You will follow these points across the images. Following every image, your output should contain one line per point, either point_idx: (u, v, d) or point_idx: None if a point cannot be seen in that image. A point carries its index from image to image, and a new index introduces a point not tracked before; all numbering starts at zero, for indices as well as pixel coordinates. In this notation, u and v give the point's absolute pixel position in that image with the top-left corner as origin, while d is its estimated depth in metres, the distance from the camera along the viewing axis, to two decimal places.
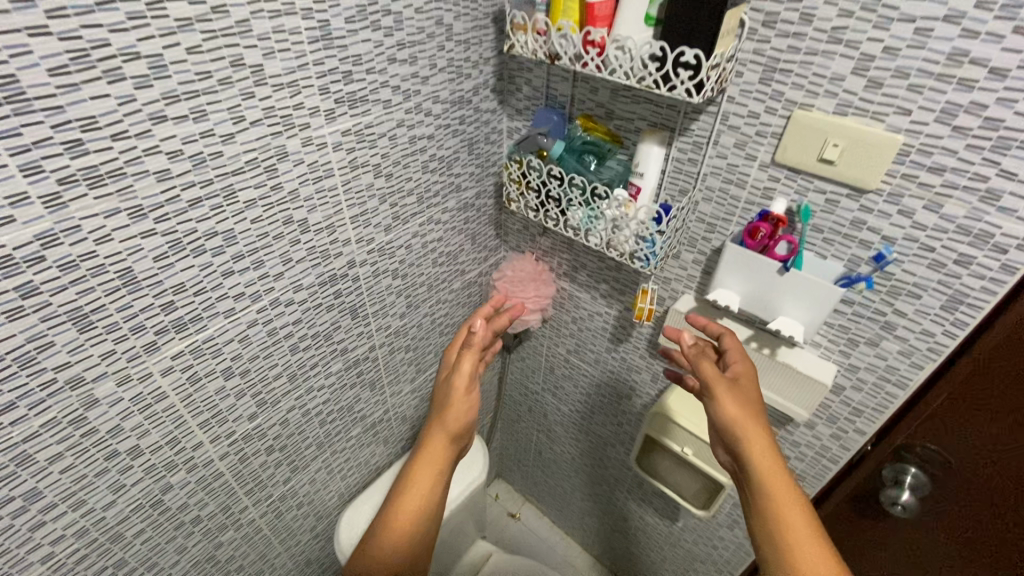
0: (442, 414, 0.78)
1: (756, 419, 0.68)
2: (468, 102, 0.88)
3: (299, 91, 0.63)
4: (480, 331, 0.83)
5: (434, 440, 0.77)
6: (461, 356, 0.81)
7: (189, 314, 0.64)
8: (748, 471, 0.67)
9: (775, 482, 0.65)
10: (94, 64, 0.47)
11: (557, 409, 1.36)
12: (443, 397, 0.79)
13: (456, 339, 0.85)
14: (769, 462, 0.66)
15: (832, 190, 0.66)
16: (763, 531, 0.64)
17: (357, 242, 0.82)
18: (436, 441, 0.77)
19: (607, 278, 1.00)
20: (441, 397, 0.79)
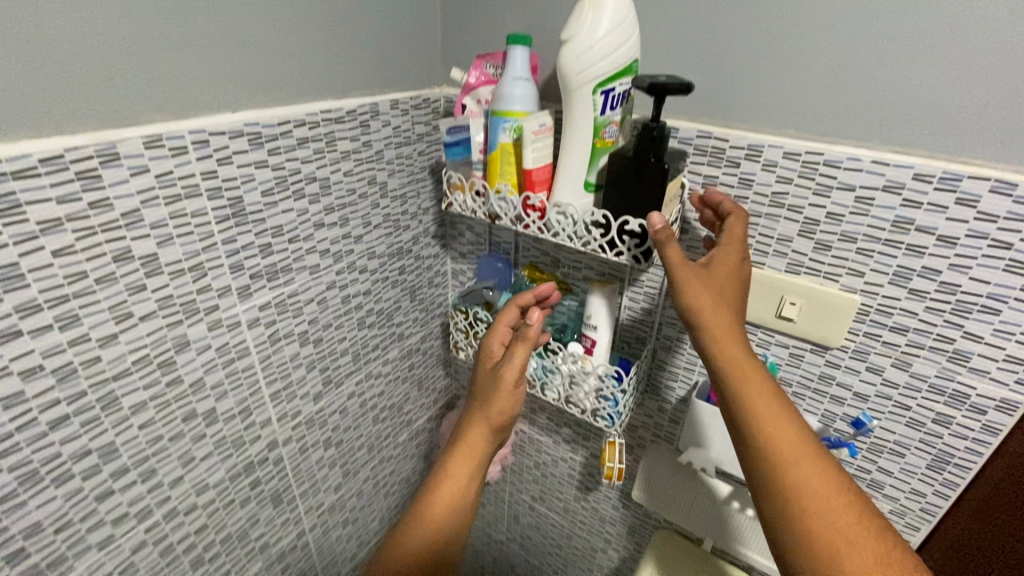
0: (490, 391, 0.65)
1: (739, 343, 0.52)
2: (408, 252, 0.83)
3: (204, 273, 0.55)
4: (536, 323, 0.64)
5: (460, 461, 0.65)
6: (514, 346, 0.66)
7: (47, 559, 0.50)
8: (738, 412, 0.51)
9: (781, 430, 0.49)
10: None
11: (525, 561, 1.21)
12: (489, 390, 0.65)
13: (501, 319, 0.69)
14: (781, 432, 0.49)
15: (795, 345, 0.62)
16: (788, 529, 0.47)
17: (279, 420, 0.70)
18: (474, 433, 0.66)
19: (569, 422, 0.92)
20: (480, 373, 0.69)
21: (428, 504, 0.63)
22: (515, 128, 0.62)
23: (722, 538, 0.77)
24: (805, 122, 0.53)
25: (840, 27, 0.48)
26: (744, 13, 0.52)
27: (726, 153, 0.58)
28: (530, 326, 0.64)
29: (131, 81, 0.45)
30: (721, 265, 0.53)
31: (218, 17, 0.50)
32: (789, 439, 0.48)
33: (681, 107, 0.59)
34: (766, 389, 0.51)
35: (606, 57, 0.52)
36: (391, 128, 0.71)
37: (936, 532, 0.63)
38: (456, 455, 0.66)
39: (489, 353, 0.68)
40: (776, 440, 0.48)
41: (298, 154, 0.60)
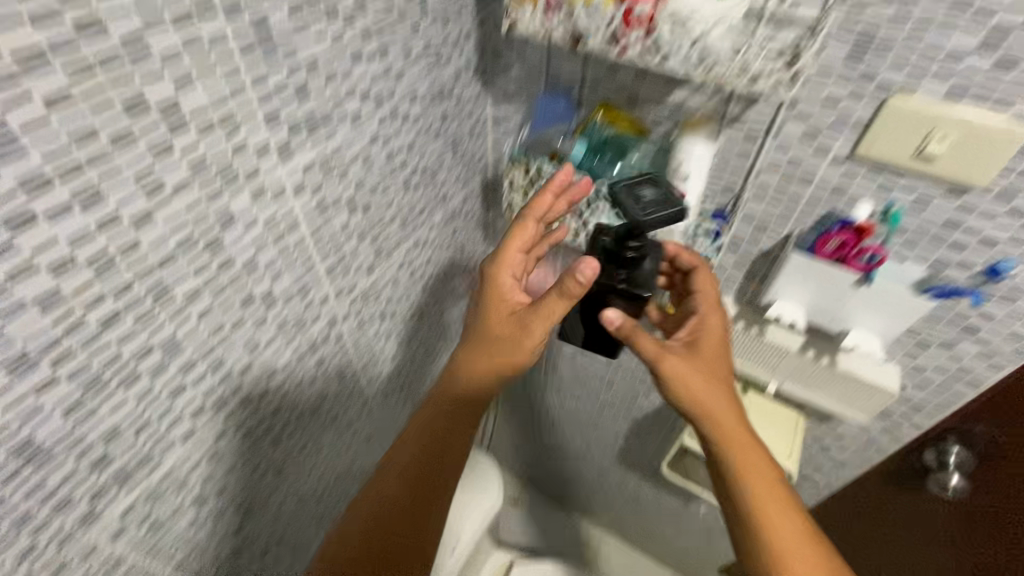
0: (513, 343, 0.65)
1: (721, 388, 0.62)
2: (450, 93, 0.69)
3: (237, 128, 0.43)
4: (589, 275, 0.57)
5: (440, 430, 0.67)
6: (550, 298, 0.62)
7: (135, 459, 0.46)
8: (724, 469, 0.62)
9: (739, 437, 0.62)
10: None
11: (561, 407, 1.28)
12: (516, 330, 0.64)
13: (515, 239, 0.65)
14: (741, 455, 0.61)
15: (925, 188, 0.55)
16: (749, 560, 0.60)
17: (337, 297, 0.64)
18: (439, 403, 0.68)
19: None
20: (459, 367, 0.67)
21: (415, 446, 0.67)
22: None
23: (788, 380, 0.79)
24: None
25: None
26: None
27: None
28: (576, 282, 0.58)
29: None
30: (706, 342, 0.64)
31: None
32: (741, 449, 0.61)
33: None
34: (730, 420, 0.62)
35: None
36: None
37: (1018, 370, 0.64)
38: (431, 412, 0.68)
39: (509, 301, 0.67)
40: (742, 462, 0.61)
41: None
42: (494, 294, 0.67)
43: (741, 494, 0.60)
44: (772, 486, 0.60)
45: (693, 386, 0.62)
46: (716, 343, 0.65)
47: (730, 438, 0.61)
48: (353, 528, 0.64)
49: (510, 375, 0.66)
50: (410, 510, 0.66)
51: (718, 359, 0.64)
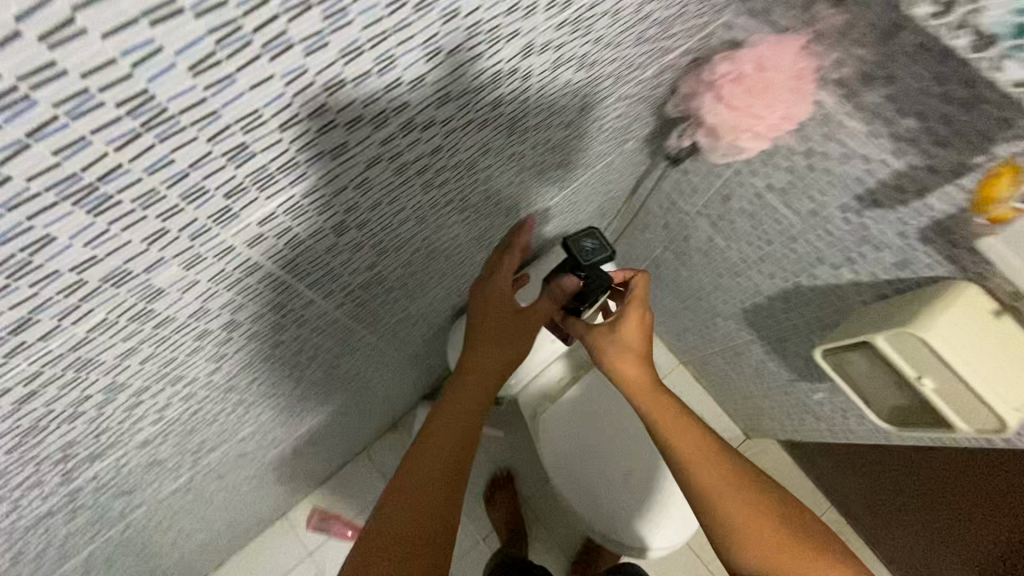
0: (513, 324, 0.74)
1: (689, 422, 0.73)
2: None
3: None
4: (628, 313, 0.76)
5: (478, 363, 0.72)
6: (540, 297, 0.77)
7: (278, 163, 0.35)
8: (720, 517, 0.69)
9: (689, 440, 0.72)
10: None
11: (707, 239, 1.10)
12: (506, 319, 0.74)
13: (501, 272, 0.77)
14: (691, 443, 0.72)
15: None
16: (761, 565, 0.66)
17: (546, 12, 0.43)
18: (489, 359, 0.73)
19: (932, 113, 0.59)
20: (481, 343, 0.73)
21: (455, 395, 0.69)
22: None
23: None
24: None
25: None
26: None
27: None
28: (563, 291, 0.76)
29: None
30: (626, 326, 0.76)
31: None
32: (695, 445, 0.72)
33: None
34: (671, 408, 0.74)
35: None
36: None
37: None
38: (475, 373, 0.72)
39: (510, 303, 0.75)
40: (680, 447, 0.72)
41: None
42: (498, 280, 0.76)
43: (691, 478, 0.70)
44: (751, 503, 0.69)
45: (631, 371, 0.76)
46: (638, 341, 0.77)
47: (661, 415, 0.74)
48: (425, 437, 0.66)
49: (515, 355, 0.75)
50: (470, 401, 0.69)
51: (634, 337, 0.76)
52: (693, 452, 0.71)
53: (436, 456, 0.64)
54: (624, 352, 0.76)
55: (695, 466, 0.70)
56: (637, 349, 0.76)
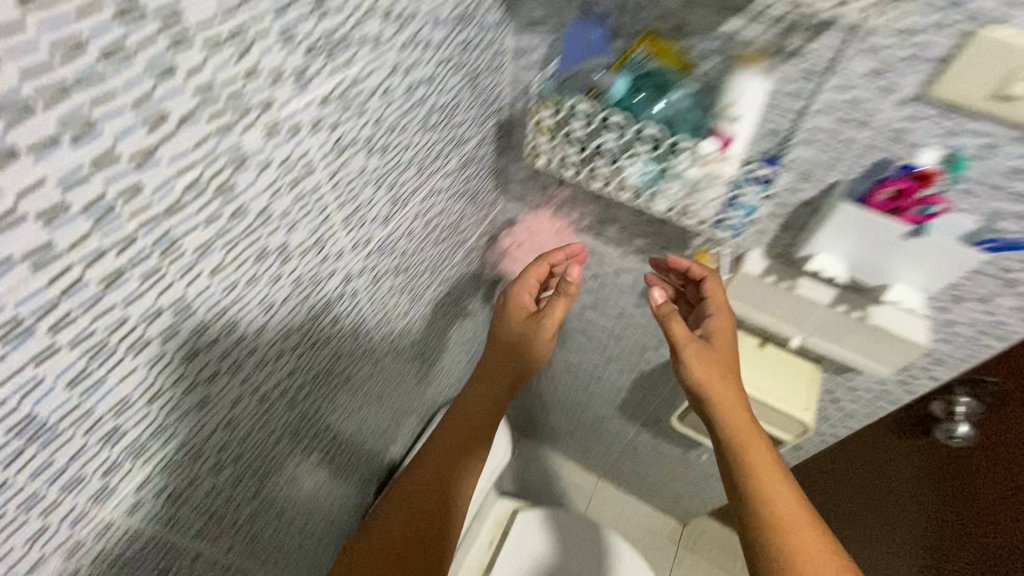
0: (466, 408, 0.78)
1: (734, 389, 0.69)
2: (472, 19, 0.61)
3: (247, 47, 0.36)
4: (664, 305, 0.74)
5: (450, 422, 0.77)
6: (549, 301, 0.77)
7: (148, 432, 0.41)
8: (744, 480, 0.63)
9: (761, 465, 0.63)
10: None
11: (565, 361, 1.27)
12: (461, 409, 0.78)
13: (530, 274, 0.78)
14: (761, 453, 0.64)
15: (996, 134, 0.51)
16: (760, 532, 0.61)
17: (353, 250, 0.58)
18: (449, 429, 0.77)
19: (648, 233, 0.84)
20: (453, 413, 0.78)
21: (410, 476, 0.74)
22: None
23: (813, 333, 0.77)
24: None
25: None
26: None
27: None
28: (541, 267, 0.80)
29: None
30: (710, 307, 0.74)
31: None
32: (759, 457, 0.64)
33: None
34: (753, 445, 0.65)
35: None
36: None
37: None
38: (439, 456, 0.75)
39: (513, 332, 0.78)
40: (756, 466, 0.63)
41: None
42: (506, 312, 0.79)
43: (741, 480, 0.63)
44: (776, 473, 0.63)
45: (689, 351, 0.70)
46: (727, 344, 0.72)
47: (740, 426, 0.67)
48: (389, 510, 0.70)
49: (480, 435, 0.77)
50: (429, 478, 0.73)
51: (727, 349, 0.72)
52: (726, 407, 0.68)
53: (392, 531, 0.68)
54: (699, 363, 0.69)
55: (767, 478, 0.63)
56: (699, 341, 0.71)
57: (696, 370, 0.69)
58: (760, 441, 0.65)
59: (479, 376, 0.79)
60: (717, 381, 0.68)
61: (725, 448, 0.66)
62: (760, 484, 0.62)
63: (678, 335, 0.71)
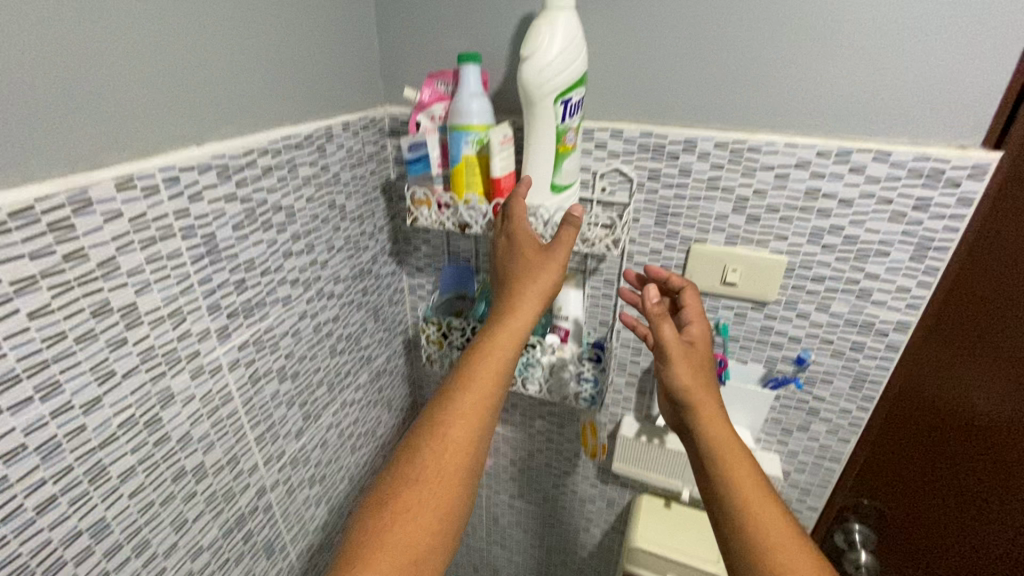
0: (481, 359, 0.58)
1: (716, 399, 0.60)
2: (369, 272, 0.83)
3: (183, 319, 0.52)
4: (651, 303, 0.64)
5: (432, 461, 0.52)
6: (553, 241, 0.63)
7: None
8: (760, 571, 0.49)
9: (744, 478, 0.54)
10: None
11: (509, 562, 1.23)
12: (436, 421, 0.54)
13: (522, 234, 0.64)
14: (748, 478, 0.54)
15: (739, 305, 0.73)
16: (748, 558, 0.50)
17: (266, 464, 0.67)
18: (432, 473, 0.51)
19: (543, 414, 0.97)
20: (439, 437, 0.53)
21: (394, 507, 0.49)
22: (476, 140, 0.66)
23: (695, 484, 0.87)
24: (731, 115, 0.62)
25: (740, 36, 0.58)
26: (681, 29, 0.60)
27: (665, 148, 0.66)
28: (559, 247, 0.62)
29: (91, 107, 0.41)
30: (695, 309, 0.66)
31: (185, 33, 0.48)
32: (747, 479, 0.54)
33: (625, 109, 0.67)
34: (726, 441, 0.57)
35: (567, 64, 0.58)
36: (345, 150, 0.71)
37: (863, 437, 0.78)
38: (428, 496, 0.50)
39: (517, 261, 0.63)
40: (735, 473, 0.55)
41: (264, 184, 0.59)
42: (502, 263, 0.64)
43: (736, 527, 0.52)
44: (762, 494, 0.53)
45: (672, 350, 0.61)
46: (698, 359, 0.63)
47: (726, 444, 0.56)
48: (367, 515, 0.50)
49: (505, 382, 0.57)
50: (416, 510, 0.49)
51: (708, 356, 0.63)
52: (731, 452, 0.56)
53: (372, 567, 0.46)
54: (682, 359, 0.61)
55: (743, 485, 0.54)
56: (687, 353, 0.62)
57: (690, 386, 0.60)
58: (746, 458, 0.56)
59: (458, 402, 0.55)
60: (689, 382, 0.60)
61: (707, 449, 0.57)
62: (738, 479, 0.54)
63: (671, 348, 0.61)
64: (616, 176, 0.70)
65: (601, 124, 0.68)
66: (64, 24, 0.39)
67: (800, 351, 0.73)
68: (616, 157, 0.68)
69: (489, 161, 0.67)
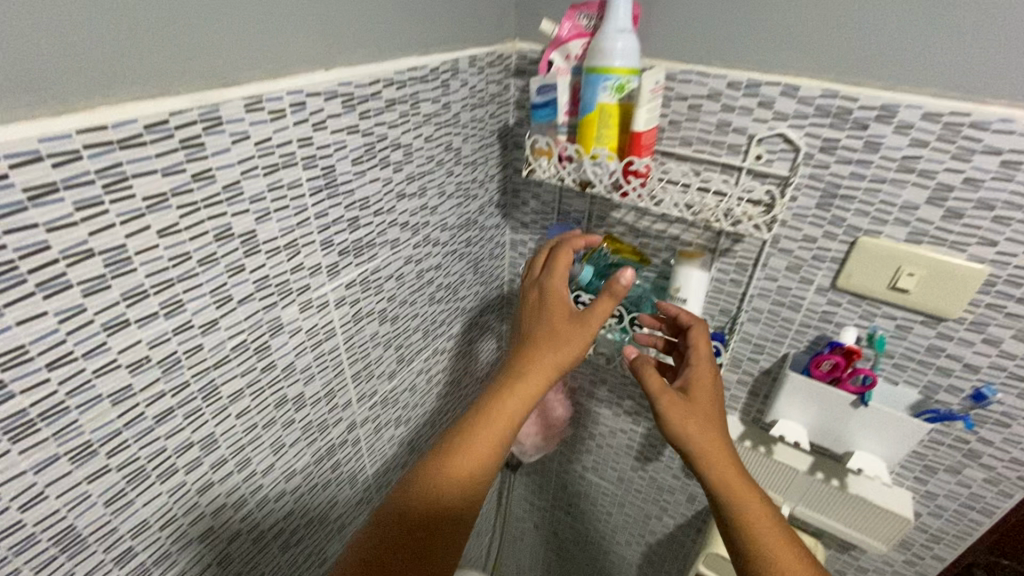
0: None
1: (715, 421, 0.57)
2: (474, 222, 0.79)
3: (297, 251, 0.51)
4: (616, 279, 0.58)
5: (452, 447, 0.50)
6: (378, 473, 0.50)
7: (153, 555, 0.47)
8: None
9: (762, 512, 0.52)
10: (34, 288, 0.33)
11: (570, 529, 1.23)
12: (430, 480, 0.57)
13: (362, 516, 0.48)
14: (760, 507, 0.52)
15: (906, 316, 0.60)
16: None
17: (359, 400, 0.67)
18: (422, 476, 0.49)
19: (633, 395, 0.88)
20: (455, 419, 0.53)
21: (475, 447, 0.50)
22: (616, 87, 0.57)
23: (801, 503, 0.76)
24: (950, 75, 0.48)
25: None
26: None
27: (852, 114, 0.53)
28: None
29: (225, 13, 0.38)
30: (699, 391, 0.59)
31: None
32: (751, 496, 0.52)
33: (799, 60, 0.54)
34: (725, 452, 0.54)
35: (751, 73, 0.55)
36: (468, 88, 0.66)
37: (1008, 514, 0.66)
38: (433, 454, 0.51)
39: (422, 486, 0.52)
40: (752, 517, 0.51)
41: (385, 118, 0.55)
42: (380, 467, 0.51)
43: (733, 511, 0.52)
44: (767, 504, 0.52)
45: (691, 425, 0.56)
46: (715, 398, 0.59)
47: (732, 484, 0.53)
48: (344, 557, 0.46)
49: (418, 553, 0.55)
50: (502, 421, 0.52)
51: (710, 399, 0.58)
52: (710, 454, 0.54)
53: (478, 455, 0.50)
54: (703, 391, 0.59)
55: (750, 496, 0.52)
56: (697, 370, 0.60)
57: (705, 446, 0.55)
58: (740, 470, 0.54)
59: (562, 309, 0.58)
60: (700, 384, 0.59)
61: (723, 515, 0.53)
62: (753, 521, 0.51)
63: (699, 341, 0.62)
64: (777, 143, 0.58)
65: (777, 76, 0.56)
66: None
67: (983, 385, 0.59)
68: (782, 121, 0.57)
69: (632, 111, 0.57)
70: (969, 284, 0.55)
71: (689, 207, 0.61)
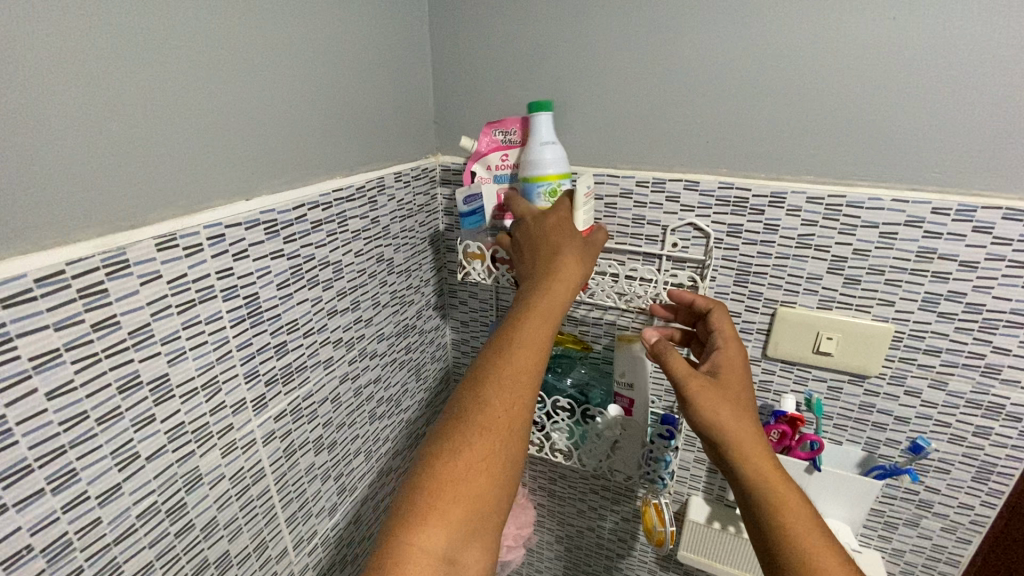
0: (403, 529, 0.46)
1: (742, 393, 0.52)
2: (413, 328, 0.77)
3: (218, 389, 0.46)
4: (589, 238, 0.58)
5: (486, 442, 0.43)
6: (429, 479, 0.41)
7: None
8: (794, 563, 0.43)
9: (778, 484, 0.47)
10: None
11: None
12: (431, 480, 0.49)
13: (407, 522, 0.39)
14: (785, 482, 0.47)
15: (834, 377, 0.63)
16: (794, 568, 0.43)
17: (296, 548, 0.59)
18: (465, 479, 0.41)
19: (594, 488, 0.84)
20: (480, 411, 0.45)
21: (477, 435, 0.43)
22: (550, 192, 0.59)
23: None
24: (823, 165, 0.56)
25: (836, 84, 0.52)
26: (773, 74, 0.54)
27: (749, 202, 0.59)
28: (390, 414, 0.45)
29: (135, 157, 0.37)
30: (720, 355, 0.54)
31: (242, 81, 0.44)
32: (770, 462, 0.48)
33: (695, 159, 0.60)
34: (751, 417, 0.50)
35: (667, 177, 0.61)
36: (396, 202, 0.67)
37: (972, 561, 0.67)
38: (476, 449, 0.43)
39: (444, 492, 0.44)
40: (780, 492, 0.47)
41: (312, 239, 0.54)
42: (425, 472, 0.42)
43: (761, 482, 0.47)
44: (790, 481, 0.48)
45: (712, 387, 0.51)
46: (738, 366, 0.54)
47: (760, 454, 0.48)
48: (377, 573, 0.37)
49: None
50: (513, 404, 0.45)
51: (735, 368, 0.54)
52: (741, 413, 0.50)
53: (474, 451, 0.42)
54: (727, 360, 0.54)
55: (761, 459, 0.48)
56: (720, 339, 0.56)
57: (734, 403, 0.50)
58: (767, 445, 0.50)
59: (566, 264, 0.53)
60: (725, 352, 0.55)
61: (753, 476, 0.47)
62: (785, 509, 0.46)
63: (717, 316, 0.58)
64: (689, 231, 0.63)
65: (680, 173, 0.62)
66: (120, 70, 0.35)
67: (918, 437, 0.61)
68: (690, 211, 0.62)
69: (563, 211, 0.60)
70: (882, 343, 0.59)
71: (621, 296, 0.64)
